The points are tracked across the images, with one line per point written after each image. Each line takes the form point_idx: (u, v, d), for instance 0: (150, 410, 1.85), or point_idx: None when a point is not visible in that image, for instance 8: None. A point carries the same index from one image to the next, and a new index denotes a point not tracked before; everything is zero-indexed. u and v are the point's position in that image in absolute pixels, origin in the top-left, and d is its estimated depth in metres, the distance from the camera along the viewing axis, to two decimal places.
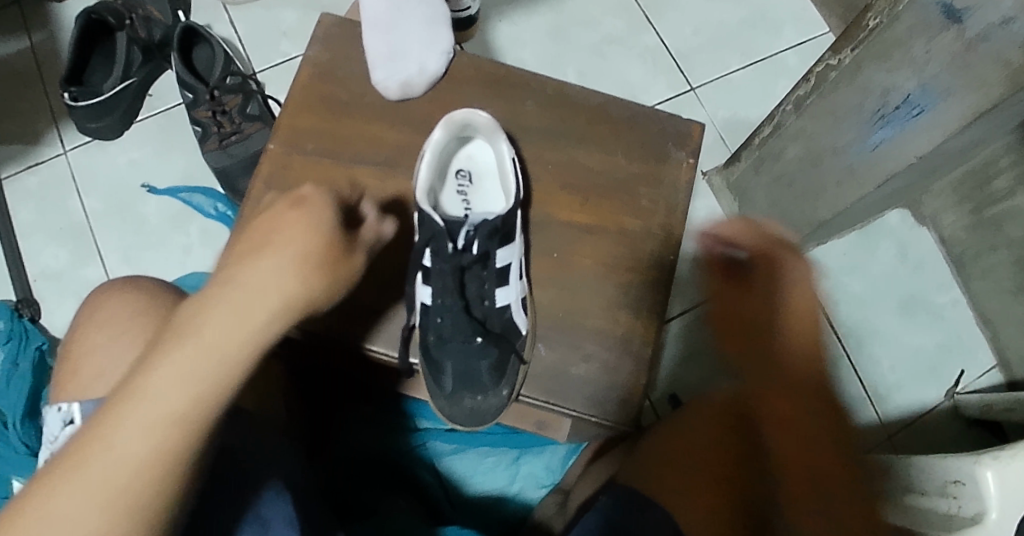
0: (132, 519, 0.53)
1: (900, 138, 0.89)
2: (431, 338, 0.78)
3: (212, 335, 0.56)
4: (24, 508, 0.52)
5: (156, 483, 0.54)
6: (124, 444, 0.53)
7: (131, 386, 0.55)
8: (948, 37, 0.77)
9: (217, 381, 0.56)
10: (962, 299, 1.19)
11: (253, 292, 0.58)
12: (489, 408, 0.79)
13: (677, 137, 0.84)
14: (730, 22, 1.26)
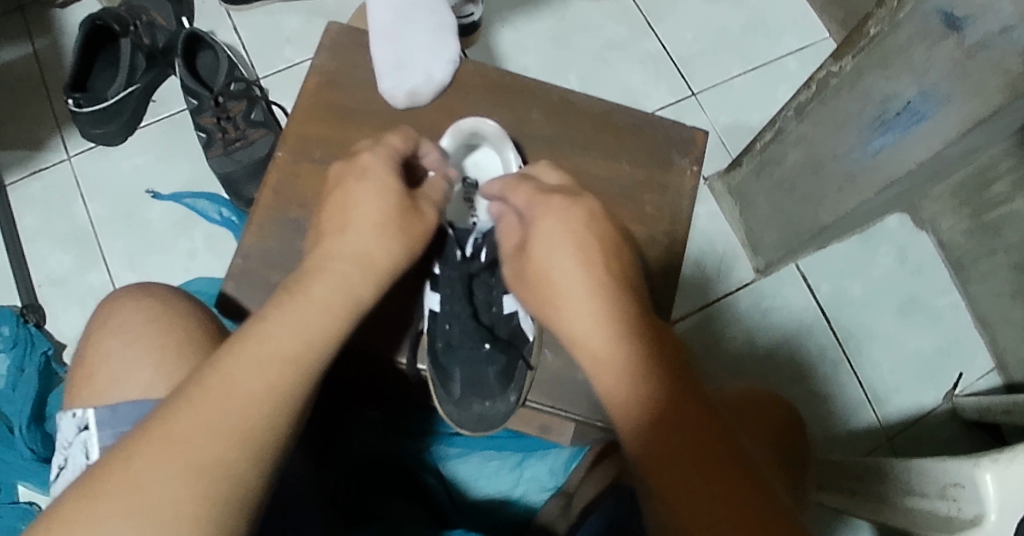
0: (251, 445, 0.54)
1: (901, 143, 0.89)
2: (440, 344, 0.80)
3: (323, 288, 0.63)
4: (144, 444, 0.53)
5: (273, 415, 0.56)
6: (247, 377, 0.56)
7: (244, 335, 0.59)
8: (949, 44, 0.78)
9: (323, 329, 0.61)
10: (961, 303, 1.20)
11: (363, 250, 0.67)
12: (497, 414, 0.81)
13: (681, 145, 0.85)
14: (731, 28, 1.27)
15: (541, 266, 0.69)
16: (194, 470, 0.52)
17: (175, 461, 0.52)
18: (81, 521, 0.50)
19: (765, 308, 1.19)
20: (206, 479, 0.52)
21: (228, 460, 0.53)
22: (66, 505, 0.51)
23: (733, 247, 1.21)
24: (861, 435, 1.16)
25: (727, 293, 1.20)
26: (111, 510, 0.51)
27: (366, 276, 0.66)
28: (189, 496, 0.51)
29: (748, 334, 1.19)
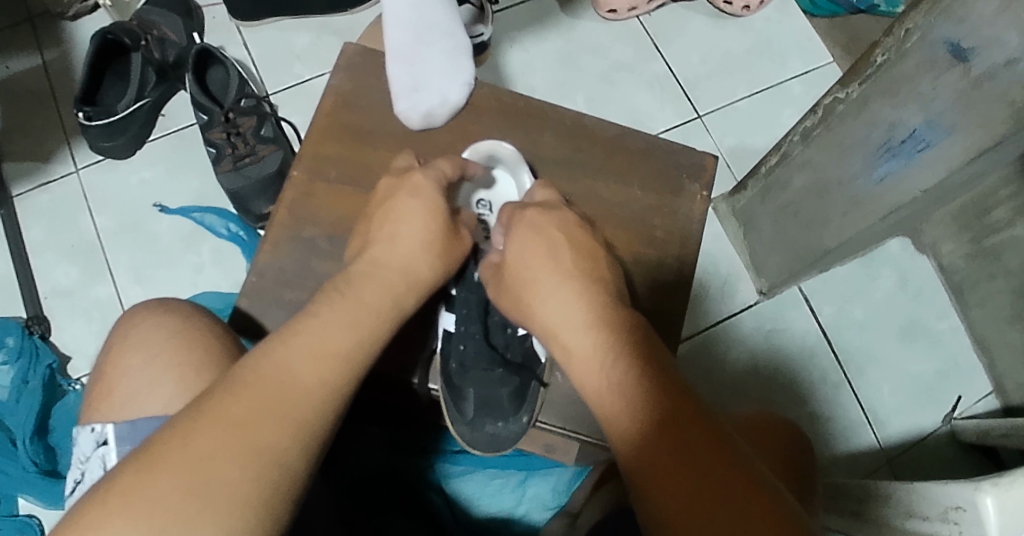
0: (302, 431, 0.57)
1: (905, 170, 0.91)
2: (454, 365, 0.80)
3: (365, 294, 0.67)
4: (204, 422, 0.55)
5: (324, 406, 0.59)
6: (299, 366, 0.60)
7: (296, 329, 0.62)
8: (954, 75, 0.79)
9: (369, 330, 0.65)
10: (960, 327, 1.21)
11: (401, 262, 0.71)
12: (509, 435, 0.81)
13: (690, 170, 0.86)
14: (737, 51, 1.28)
15: (516, 266, 0.74)
16: (252, 450, 0.55)
17: (234, 440, 0.55)
18: (143, 491, 0.52)
19: (767, 329, 1.20)
20: (262, 460, 0.55)
21: (282, 444, 0.56)
22: (127, 476, 0.53)
23: (737, 269, 1.22)
24: (860, 457, 1.16)
25: (730, 314, 1.21)
26: (172, 482, 0.53)
27: (410, 283, 0.70)
28: (243, 477, 0.54)
29: (751, 355, 1.19)
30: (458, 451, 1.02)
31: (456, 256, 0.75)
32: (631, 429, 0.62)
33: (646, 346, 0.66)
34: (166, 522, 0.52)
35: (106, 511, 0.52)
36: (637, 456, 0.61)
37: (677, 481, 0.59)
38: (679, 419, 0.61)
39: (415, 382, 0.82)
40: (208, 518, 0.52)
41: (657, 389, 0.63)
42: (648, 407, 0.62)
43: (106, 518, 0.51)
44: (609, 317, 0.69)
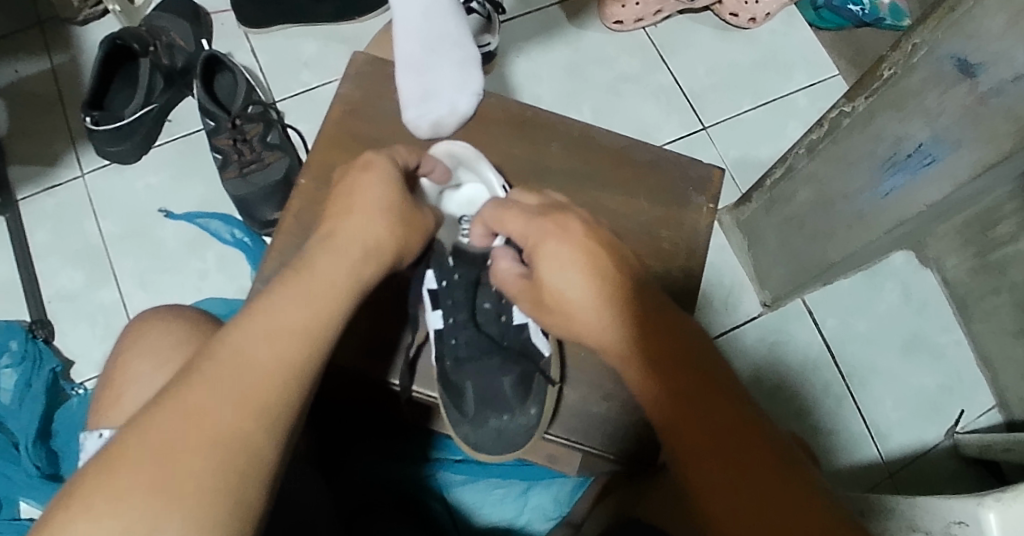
0: (266, 413, 0.52)
1: (911, 184, 0.91)
2: (449, 362, 0.80)
3: (328, 264, 0.62)
4: (161, 416, 0.51)
5: (289, 384, 0.54)
6: (257, 345, 0.55)
7: (252, 309, 0.57)
8: (960, 90, 0.79)
9: (329, 303, 0.59)
10: (964, 341, 1.21)
11: (360, 230, 0.66)
12: (517, 428, 0.80)
13: (697, 183, 0.86)
14: (743, 62, 1.28)
15: (556, 295, 0.65)
16: (215, 440, 0.51)
17: (194, 434, 0.51)
18: (104, 493, 0.48)
19: (771, 341, 1.20)
20: (228, 450, 0.51)
21: (246, 431, 0.51)
22: (87, 481, 0.49)
23: (741, 281, 1.22)
24: (862, 470, 1.16)
25: (734, 325, 1.21)
26: (135, 483, 0.49)
27: (371, 256, 0.65)
28: (209, 470, 0.50)
29: (754, 368, 1.19)
30: (460, 459, 1.00)
31: (417, 236, 0.71)
32: (652, 406, 0.59)
33: (668, 329, 0.60)
34: (130, 524, 0.48)
35: (68, 517, 0.48)
36: (668, 422, 0.57)
37: (720, 481, 0.55)
38: (703, 408, 0.57)
39: (396, 383, 0.82)
40: (176, 515, 0.48)
41: (676, 379, 0.58)
42: (668, 396, 0.58)
43: (67, 525, 0.47)
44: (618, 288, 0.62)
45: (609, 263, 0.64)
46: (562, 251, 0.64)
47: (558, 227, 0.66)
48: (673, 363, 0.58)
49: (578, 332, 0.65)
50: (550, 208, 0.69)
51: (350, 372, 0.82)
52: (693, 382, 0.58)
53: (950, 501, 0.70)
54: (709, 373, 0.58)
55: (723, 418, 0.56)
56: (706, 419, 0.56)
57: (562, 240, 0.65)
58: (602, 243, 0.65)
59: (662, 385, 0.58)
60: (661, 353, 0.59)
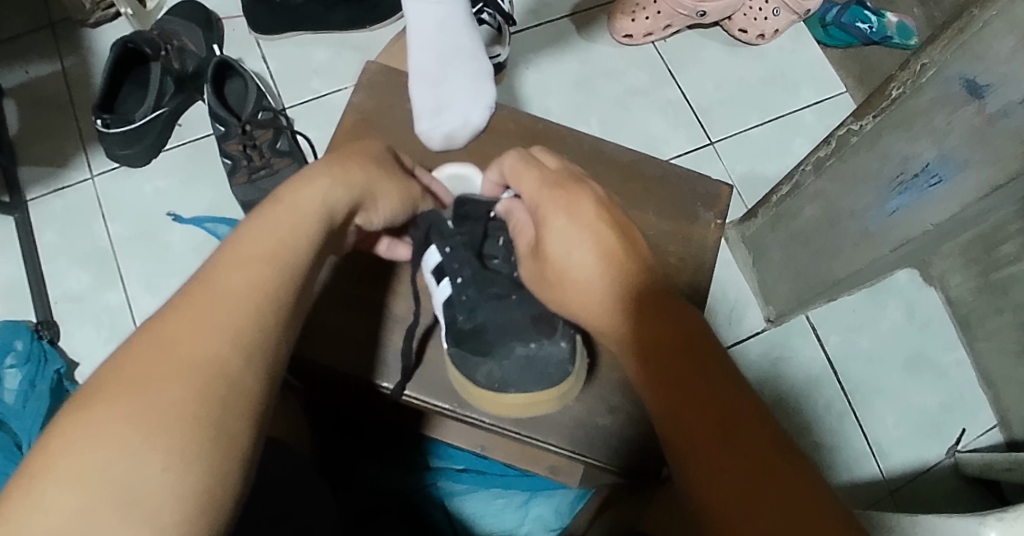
0: (240, 339, 0.51)
1: (918, 205, 0.92)
2: (461, 318, 0.73)
3: (295, 197, 0.61)
4: (135, 354, 0.49)
5: (260, 311, 0.53)
6: (227, 276, 0.53)
7: (224, 247, 0.56)
8: (969, 111, 0.79)
9: (293, 230, 0.58)
10: (966, 360, 1.21)
11: (325, 170, 0.64)
12: (547, 356, 0.72)
13: (705, 199, 0.87)
14: (751, 78, 1.29)
15: (561, 266, 0.61)
16: (192, 369, 0.49)
17: (167, 363, 0.49)
18: (82, 429, 0.46)
19: (773, 357, 1.20)
20: (205, 380, 0.49)
21: (222, 358, 0.50)
22: (65, 420, 0.47)
23: (745, 296, 1.23)
24: (863, 487, 1.16)
25: (737, 340, 1.21)
26: (112, 416, 0.47)
27: (342, 190, 0.64)
28: (185, 397, 0.48)
29: (757, 381, 1.19)
30: (461, 469, 1.02)
31: (390, 185, 0.70)
32: (654, 401, 0.55)
33: (657, 303, 0.56)
34: (110, 455, 0.46)
35: (49, 456, 0.45)
36: (669, 420, 0.53)
37: (732, 482, 0.49)
38: (711, 402, 0.52)
39: (388, 387, 0.80)
40: (157, 445, 0.46)
41: (678, 373, 0.54)
42: (669, 389, 0.54)
43: (48, 465, 0.45)
44: (620, 245, 0.60)
45: (618, 241, 0.60)
46: (573, 224, 0.61)
47: (569, 200, 0.62)
48: (675, 351, 0.55)
49: (576, 312, 0.62)
50: (566, 177, 0.65)
51: (348, 379, 0.81)
52: (702, 375, 0.53)
53: (942, 518, 0.71)
54: (718, 369, 0.53)
55: (733, 414, 0.51)
56: (714, 417, 0.51)
57: (572, 215, 0.61)
58: (614, 222, 0.61)
59: (662, 372, 0.54)
60: (656, 336, 0.55)
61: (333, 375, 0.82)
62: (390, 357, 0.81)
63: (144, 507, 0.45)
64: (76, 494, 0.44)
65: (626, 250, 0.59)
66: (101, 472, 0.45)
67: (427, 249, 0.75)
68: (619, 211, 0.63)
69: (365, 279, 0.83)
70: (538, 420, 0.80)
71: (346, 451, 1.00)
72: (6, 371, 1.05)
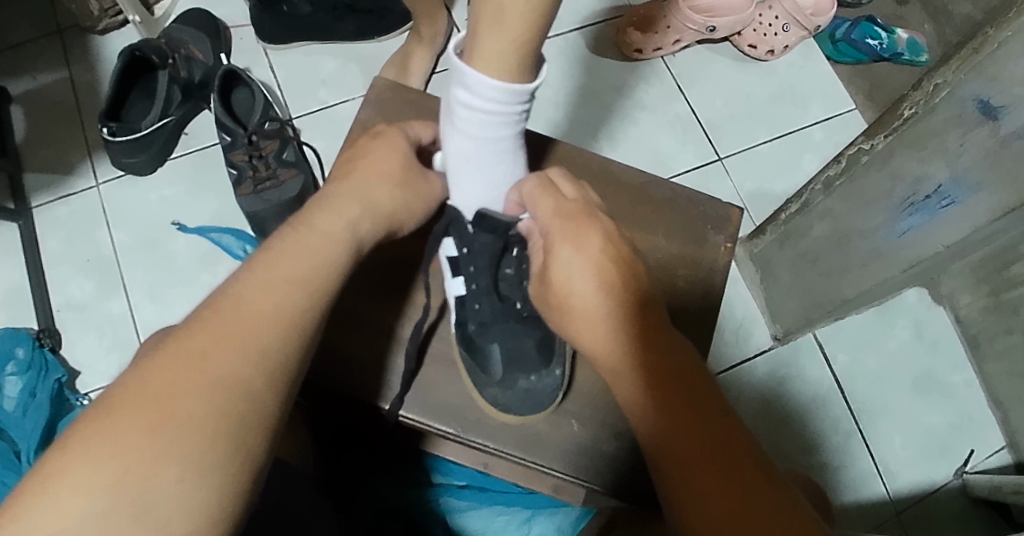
0: (262, 359, 0.54)
1: (928, 226, 0.90)
2: (473, 327, 0.78)
3: (326, 223, 0.63)
4: (163, 364, 0.52)
5: (285, 334, 0.55)
6: (257, 296, 0.56)
7: (256, 263, 0.59)
8: (983, 132, 0.78)
9: (321, 256, 0.60)
10: (975, 380, 1.20)
11: (354, 196, 0.66)
12: (545, 389, 0.78)
13: (715, 221, 0.86)
14: (760, 94, 1.29)
15: (563, 292, 0.60)
16: (211, 385, 0.52)
17: (193, 379, 0.51)
18: (99, 436, 0.49)
19: (781, 376, 1.19)
20: (226, 400, 0.51)
21: (244, 379, 0.53)
22: (89, 420, 0.49)
23: (753, 314, 1.22)
24: (869, 507, 1.15)
25: (743, 359, 1.20)
26: (131, 425, 0.49)
27: (366, 217, 0.66)
28: (205, 413, 0.51)
29: (763, 400, 1.18)
30: (462, 485, 1.00)
31: (418, 206, 0.71)
32: (646, 424, 0.55)
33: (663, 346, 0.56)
34: (129, 465, 0.48)
35: (65, 459, 0.48)
36: (660, 448, 0.53)
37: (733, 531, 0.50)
38: (703, 434, 0.53)
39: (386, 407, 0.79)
40: (172, 457, 0.49)
41: (668, 400, 0.54)
42: (658, 414, 0.54)
43: (64, 468, 0.48)
44: (626, 279, 0.59)
45: (622, 275, 0.59)
46: (580, 256, 0.60)
47: (578, 233, 0.61)
48: (661, 376, 0.55)
49: (573, 336, 0.61)
50: (580, 208, 0.64)
51: (349, 398, 0.80)
52: (691, 405, 0.54)
53: None
54: (707, 396, 0.54)
55: (723, 446, 0.52)
56: (716, 466, 0.52)
57: (579, 245, 0.60)
58: (622, 258, 0.60)
59: (669, 417, 0.54)
60: (646, 363, 0.56)
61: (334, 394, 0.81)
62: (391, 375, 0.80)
63: (155, 516, 0.48)
64: (89, 497, 0.47)
65: (629, 286, 0.58)
66: (120, 479, 0.48)
67: (444, 241, 0.77)
68: (629, 246, 0.62)
69: (367, 294, 0.82)
70: (539, 443, 0.79)
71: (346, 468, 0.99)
72: (6, 379, 1.04)
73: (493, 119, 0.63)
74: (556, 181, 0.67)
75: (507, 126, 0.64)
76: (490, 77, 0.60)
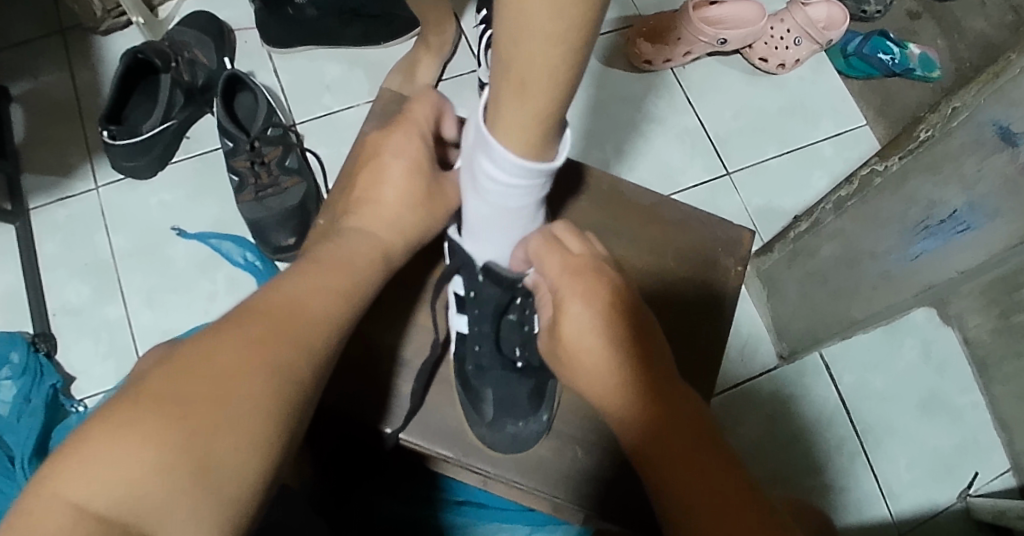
0: (311, 352, 0.57)
1: (941, 250, 0.89)
2: (471, 366, 0.77)
3: (355, 245, 0.68)
4: (229, 340, 0.55)
5: (330, 337, 0.60)
6: (309, 298, 0.60)
7: (303, 271, 0.63)
8: (1001, 158, 0.76)
9: (356, 274, 0.65)
10: (983, 402, 1.18)
11: (381, 218, 0.71)
12: (530, 435, 0.77)
13: (726, 244, 0.84)
14: (770, 109, 1.27)
15: (571, 348, 0.61)
16: (273, 370, 0.55)
17: (254, 360, 0.54)
18: (168, 395, 0.51)
19: (786, 395, 1.18)
20: (282, 385, 0.55)
21: (295, 369, 0.56)
22: (157, 382, 0.52)
23: (758, 331, 1.20)
24: (872, 529, 1.13)
25: (748, 378, 1.18)
26: (196, 389, 0.52)
27: (397, 240, 0.70)
28: (265, 390, 0.54)
29: (767, 420, 1.17)
30: (462, 501, 0.98)
31: (437, 220, 0.72)
32: (630, 435, 0.57)
33: (669, 383, 0.58)
34: (195, 426, 0.51)
35: (137, 411, 0.50)
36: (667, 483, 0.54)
37: None
38: (709, 466, 0.54)
39: (387, 431, 0.78)
40: (235, 424, 0.52)
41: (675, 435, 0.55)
42: (664, 448, 0.55)
43: (136, 418, 0.50)
44: (630, 322, 0.61)
45: (626, 327, 0.60)
46: (590, 312, 0.60)
47: (587, 289, 0.62)
48: (650, 393, 0.57)
49: (577, 383, 0.62)
50: (589, 262, 0.64)
51: (349, 419, 0.79)
52: (675, 414, 0.56)
53: None
54: (703, 429, 0.56)
55: (704, 457, 0.54)
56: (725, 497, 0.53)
57: (587, 302, 0.61)
58: (626, 309, 0.61)
59: (676, 448, 0.55)
60: (654, 395, 0.57)
61: (335, 415, 0.79)
62: (393, 399, 0.79)
63: (215, 477, 0.50)
64: (154, 449, 0.49)
65: (632, 338, 0.60)
66: (186, 436, 0.50)
67: (454, 278, 0.76)
68: (632, 296, 0.63)
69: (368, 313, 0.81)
70: (541, 466, 0.78)
71: (351, 492, 0.96)
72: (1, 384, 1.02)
73: (516, 191, 0.60)
74: (564, 233, 0.66)
75: (529, 196, 0.61)
76: (516, 155, 0.57)
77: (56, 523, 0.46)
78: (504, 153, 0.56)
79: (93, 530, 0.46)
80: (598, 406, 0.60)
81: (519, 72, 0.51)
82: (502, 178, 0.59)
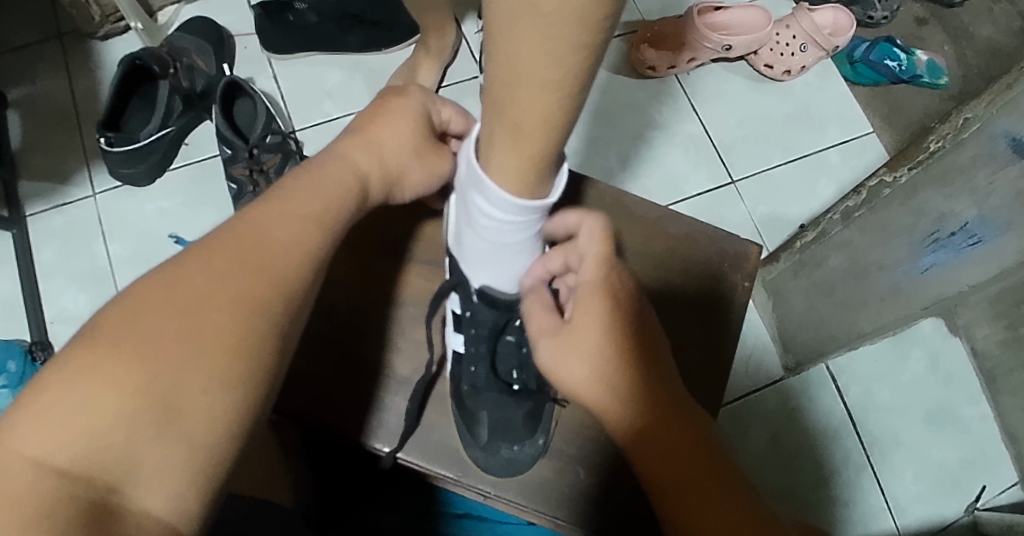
0: (282, 284, 0.55)
1: (952, 264, 0.87)
2: (466, 387, 0.76)
3: (334, 167, 0.62)
4: (185, 275, 0.52)
5: (303, 266, 0.56)
6: (276, 227, 0.57)
7: (275, 197, 0.59)
8: (1013, 171, 0.74)
9: (332, 200, 0.60)
10: (991, 415, 1.16)
11: (362, 142, 0.65)
12: (526, 459, 0.76)
13: (732, 259, 0.82)
14: (776, 116, 1.25)
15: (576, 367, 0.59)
16: (237, 306, 0.52)
17: (221, 298, 0.52)
18: (125, 341, 0.49)
19: (792, 407, 1.16)
20: (250, 322, 0.52)
21: (263, 304, 0.53)
22: (111, 323, 0.49)
23: (764, 342, 1.19)
24: None
25: (751, 390, 1.17)
26: (162, 332, 0.50)
27: (380, 170, 0.65)
28: (231, 326, 0.51)
29: (771, 432, 1.15)
30: (463, 515, 0.96)
31: (423, 174, 0.68)
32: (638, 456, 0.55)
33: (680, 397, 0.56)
34: (156, 370, 0.48)
35: (93, 357, 0.48)
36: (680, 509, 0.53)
37: None
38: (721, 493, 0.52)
39: (385, 450, 0.77)
40: (201, 365, 0.50)
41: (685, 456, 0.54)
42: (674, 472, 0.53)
43: (92, 365, 0.47)
44: (637, 335, 0.59)
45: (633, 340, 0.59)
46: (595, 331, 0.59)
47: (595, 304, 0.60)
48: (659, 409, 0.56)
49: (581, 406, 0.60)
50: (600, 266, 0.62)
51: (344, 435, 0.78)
52: (681, 435, 0.54)
53: None
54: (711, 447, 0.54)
55: (717, 483, 0.53)
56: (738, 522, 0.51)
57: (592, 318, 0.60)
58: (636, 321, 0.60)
59: (688, 469, 0.53)
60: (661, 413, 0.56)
61: (329, 431, 0.79)
62: (388, 419, 0.78)
63: (178, 422, 0.48)
64: (110, 396, 0.47)
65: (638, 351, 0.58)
66: (145, 384, 0.48)
67: (449, 296, 0.76)
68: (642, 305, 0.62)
69: (365, 330, 0.80)
70: (541, 486, 0.76)
71: (351, 512, 0.94)
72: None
73: (512, 228, 0.60)
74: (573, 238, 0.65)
75: (525, 230, 0.61)
76: (509, 194, 0.57)
77: (18, 480, 0.44)
78: (497, 192, 0.56)
79: (57, 485, 0.44)
80: (603, 424, 0.59)
81: (514, 115, 0.50)
82: (497, 217, 0.59)
